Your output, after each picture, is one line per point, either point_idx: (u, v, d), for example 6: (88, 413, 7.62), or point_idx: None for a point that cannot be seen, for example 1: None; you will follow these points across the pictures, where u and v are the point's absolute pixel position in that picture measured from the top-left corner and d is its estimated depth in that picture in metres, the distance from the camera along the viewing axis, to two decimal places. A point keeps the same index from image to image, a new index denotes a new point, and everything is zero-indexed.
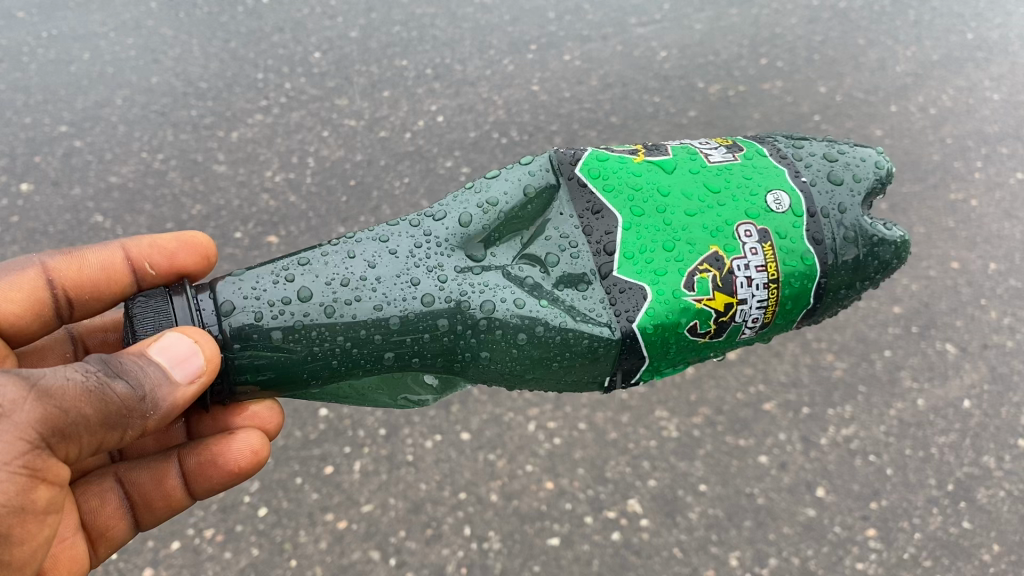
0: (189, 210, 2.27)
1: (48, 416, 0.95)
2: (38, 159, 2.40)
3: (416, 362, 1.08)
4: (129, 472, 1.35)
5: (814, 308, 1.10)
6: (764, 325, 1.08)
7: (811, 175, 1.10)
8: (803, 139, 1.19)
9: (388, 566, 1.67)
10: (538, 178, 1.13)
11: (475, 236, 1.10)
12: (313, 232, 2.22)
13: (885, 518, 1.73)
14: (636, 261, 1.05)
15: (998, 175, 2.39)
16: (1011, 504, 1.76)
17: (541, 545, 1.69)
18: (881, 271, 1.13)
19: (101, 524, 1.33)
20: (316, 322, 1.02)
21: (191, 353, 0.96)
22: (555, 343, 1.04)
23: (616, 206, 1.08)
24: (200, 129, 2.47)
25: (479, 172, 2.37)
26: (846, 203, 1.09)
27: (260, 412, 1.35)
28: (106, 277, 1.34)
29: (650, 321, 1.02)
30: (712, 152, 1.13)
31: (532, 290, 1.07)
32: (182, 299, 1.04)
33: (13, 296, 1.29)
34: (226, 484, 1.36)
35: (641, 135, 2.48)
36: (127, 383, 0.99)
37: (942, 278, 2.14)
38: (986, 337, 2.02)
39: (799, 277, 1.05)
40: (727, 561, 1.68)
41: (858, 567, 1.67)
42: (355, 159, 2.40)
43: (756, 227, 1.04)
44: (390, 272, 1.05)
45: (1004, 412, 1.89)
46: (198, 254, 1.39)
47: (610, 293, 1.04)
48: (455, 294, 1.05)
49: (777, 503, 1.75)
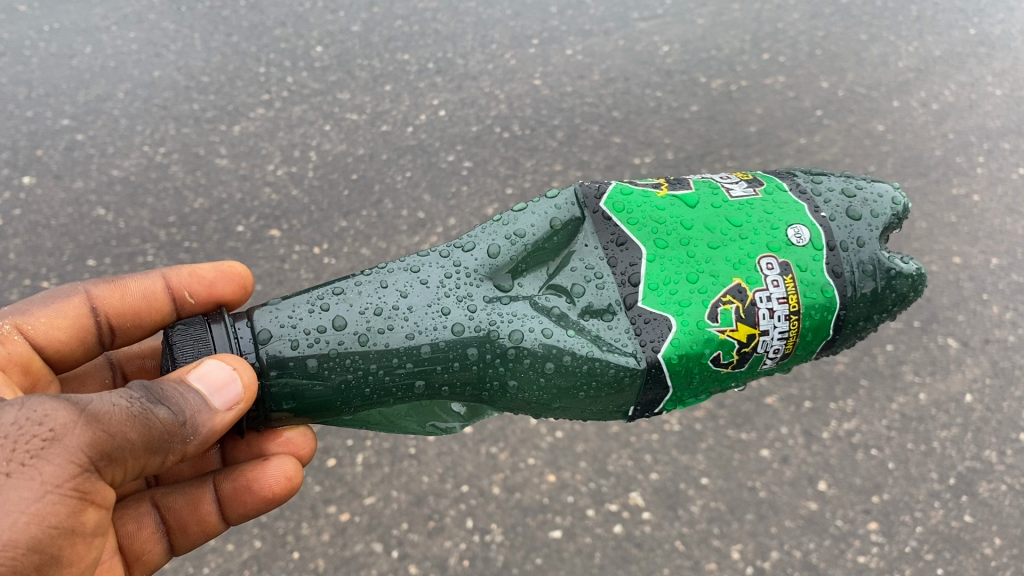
0: (191, 204, 2.27)
1: (97, 439, 0.93)
2: (40, 153, 2.40)
3: (446, 390, 1.07)
4: (165, 498, 1.33)
5: (833, 339, 1.08)
6: (785, 356, 1.07)
7: (830, 209, 1.09)
8: (821, 175, 1.19)
9: (390, 559, 1.67)
10: (564, 211, 1.12)
11: (503, 267, 1.10)
12: (315, 226, 2.22)
13: (886, 512, 1.73)
14: (660, 292, 1.04)
15: (1000, 170, 2.39)
16: (1012, 498, 1.76)
17: (543, 538, 1.69)
18: (899, 303, 1.13)
19: (137, 548, 1.30)
20: (351, 350, 1.02)
21: (230, 379, 0.96)
22: (582, 373, 1.03)
23: (641, 239, 1.08)
24: (202, 123, 2.47)
25: (480, 167, 2.37)
26: (865, 237, 1.09)
27: (295, 438, 1.35)
28: (147, 305, 1.34)
29: (675, 352, 1.01)
30: (733, 187, 1.13)
31: (560, 320, 1.06)
32: (220, 327, 1.04)
33: (59, 322, 1.29)
34: (260, 511, 1.34)
35: (643, 130, 2.48)
36: (170, 409, 0.98)
37: (944, 273, 2.14)
38: (987, 332, 2.02)
39: (820, 309, 1.03)
40: (729, 554, 1.68)
41: (860, 560, 1.68)
42: (357, 153, 2.40)
43: (778, 260, 1.04)
44: (422, 302, 1.05)
45: (1006, 406, 1.89)
46: (235, 284, 1.37)
47: (635, 323, 1.03)
48: (485, 324, 1.05)
49: (779, 496, 1.75)
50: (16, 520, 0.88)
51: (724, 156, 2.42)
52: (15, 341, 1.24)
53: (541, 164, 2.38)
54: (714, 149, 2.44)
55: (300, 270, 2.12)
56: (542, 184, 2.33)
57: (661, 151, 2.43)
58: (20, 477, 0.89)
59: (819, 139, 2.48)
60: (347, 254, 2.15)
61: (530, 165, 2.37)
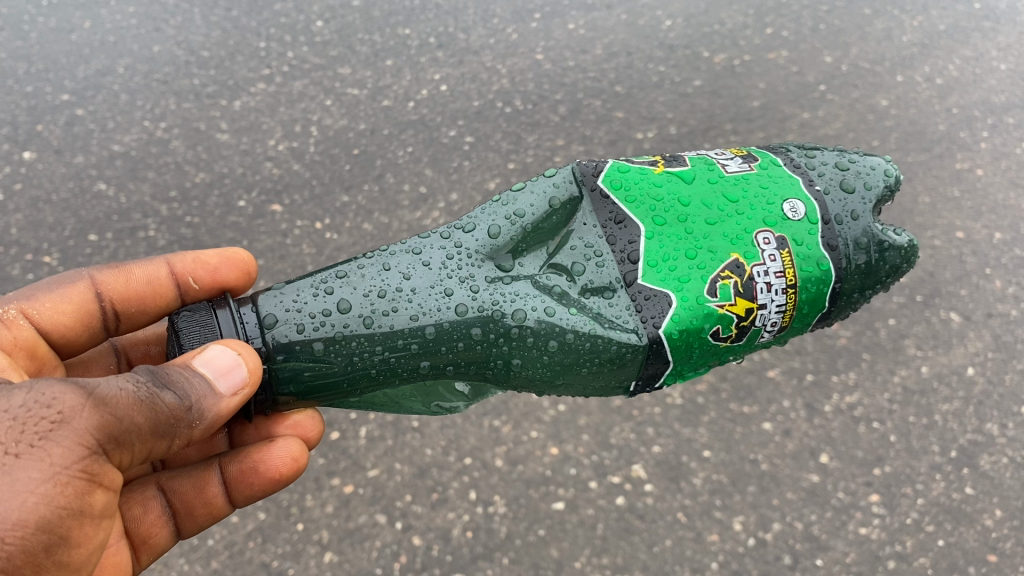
0: (192, 178, 2.27)
1: (104, 423, 0.93)
2: (40, 128, 2.39)
3: (451, 369, 1.08)
4: (171, 481, 1.34)
5: (829, 311, 1.10)
6: (782, 328, 1.08)
7: (824, 183, 1.10)
8: (814, 150, 1.20)
9: (394, 530, 1.68)
10: (562, 190, 1.14)
11: (504, 247, 1.10)
12: (316, 201, 2.21)
13: (888, 484, 1.74)
14: (660, 270, 1.05)
15: (1004, 145, 2.38)
16: (1014, 470, 1.76)
17: (546, 509, 1.70)
18: (892, 275, 1.13)
19: (144, 532, 1.31)
20: (357, 332, 1.02)
21: (235, 364, 0.96)
22: (585, 349, 1.04)
23: (638, 216, 1.08)
24: (202, 98, 2.46)
25: (482, 142, 2.35)
26: (859, 210, 1.09)
27: (302, 421, 1.35)
28: (151, 291, 1.34)
29: (676, 327, 1.02)
30: (728, 163, 1.13)
31: (561, 298, 1.07)
32: (225, 313, 1.03)
33: (65, 307, 1.30)
34: (266, 492, 1.35)
35: (646, 105, 2.47)
36: (176, 394, 0.97)
37: (947, 248, 2.13)
38: (990, 307, 2.02)
39: (815, 281, 1.05)
40: (732, 525, 1.68)
41: (861, 532, 1.68)
42: (358, 128, 2.39)
43: (774, 234, 1.05)
44: (425, 283, 1.05)
45: (1008, 379, 1.89)
46: (239, 270, 1.37)
47: (635, 300, 1.04)
48: (488, 304, 1.05)
49: (781, 469, 1.76)
50: (24, 500, 0.89)
51: (727, 131, 2.41)
52: (21, 325, 1.25)
53: (543, 139, 2.37)
54: (716, 124, 2.43)
55: (303, 246, 2.11)
56: (543, 159, 2.32)
57: (664, 126, 2.41)
58: (29, 458, 0.89)
59: (822, 114, 2.47)
60: (349, 230, 2.14)
61: (532, 140, 2.36)
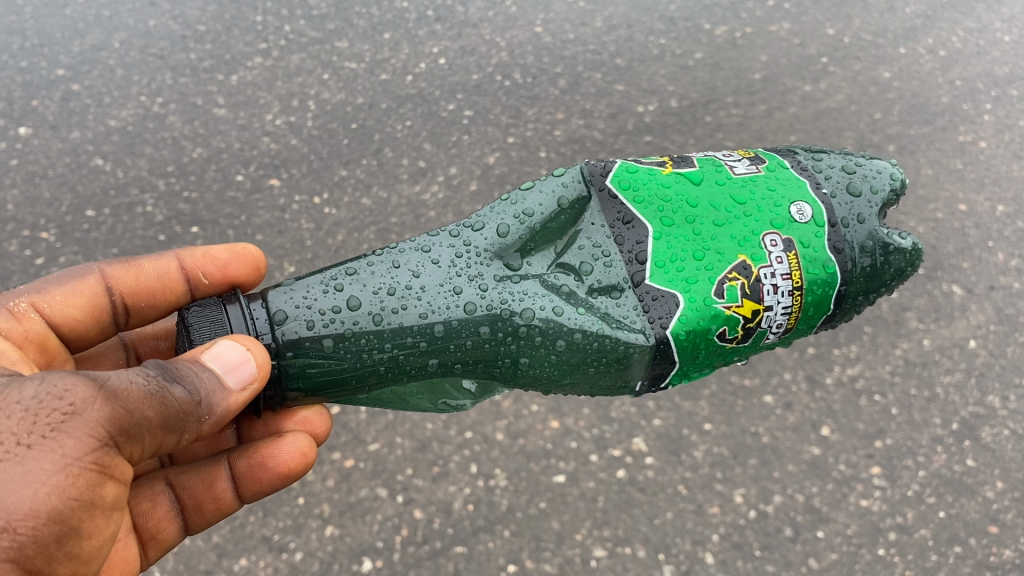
0: (189, 153, 2.25)
1: (115, 415, 0.91)
2: (35, 103, 2.37)
3: (460, 367, 1.09)
4: (180, 476, 1.33)
5: (834, 313, 1.13)
6: (787, 330, 1.11)
7: (831, 186, 1.13)
8: (821, 153, 1.23)
9: (395, 504, 1.68)
10: (571, 189, 1.14)
11: (512, 246, 1.11)
12: (314, 175, 2.20)
13: (889, 456, 1.74)
14: (667, 270, 1.06)
15: (1008, 117, 2.35)
16: (1015, 442, 1.75)
17: (547, 482, 1.70)
18: (897, 277, 1.18)
19: (152, 526, 1.30)
20: (366, 330, 1.03)
21: (243, 359, 0.97)
22: (592, 349, 1.06)
23: (646, 216, 1.09)
24: (199, 72, 2.44)
25: (481, 116, 2.33)
26: (865, 214, 1.12)
27: (311, 417, 1.34)
28: (161, 285, 1.34)
29: (683, 328, 1.04)
30: (736, 164, 1.15)
31: (569, 298, 1.08)
32: (234, 308, 1.04)
33: (75, 301, 1.28)
34: (275, 488, 1.34)
35: (647, 78, 2.45)
36: (185, 387, 0.97)
37: (950, 221, 2.12)
38: (993, 279, 2.00)
39: (821, 284, 1.07)
40: (732, 497, 1.68)
41: (863, 504, 1.67)
42: (356, 102, 2.37)
43: (782, 236, 1.07)
44: (434, 281, 1.06)
45: (1010, 352, 1.88)
46: (249, 265, 1.38)
47: (643, 300, 1.05)
48: (496, 303, 1.06)
49: (782, 442, 1.75)
50: (36, 490, 0.87)
51: (728, 104, 2.39)
52: (32, 319, 1.23)
53: (542, 113, 2.35)
54: (717, 97, 2.41)
55: (301, 220, 2.10)
56: (544, 133, 2.30)
57: (665, 99, 2.39)
58: (41, 449, 0.88)
59: (824, 86, 2.45)
60: (348, 204, 2.13)
61: (532, 113, 2.34)
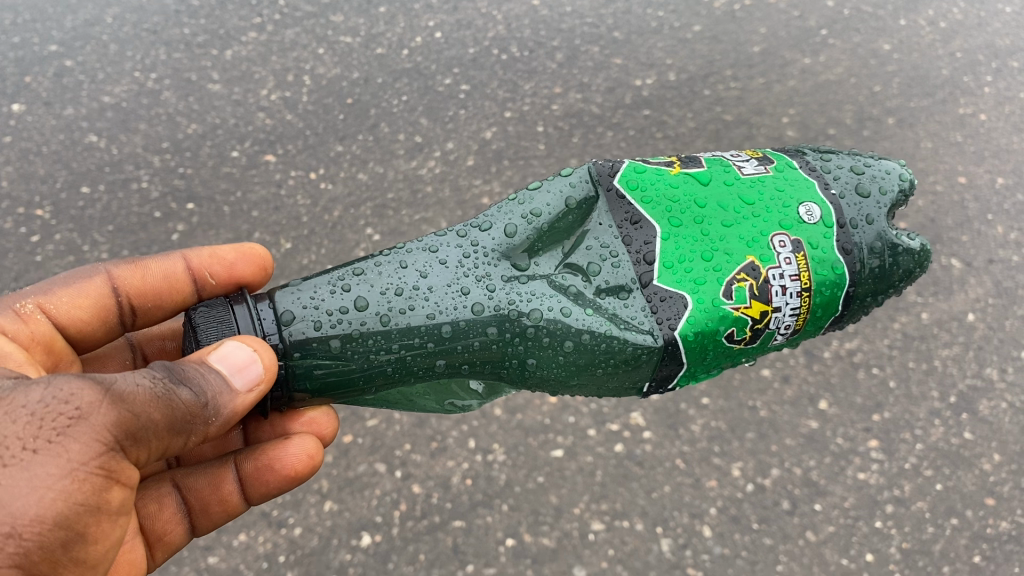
0: (184, 129, 2.24)
1: (122, 418, 0.87)
2: (29, 79, 2.35)
3: (466, 369, 1.03)
4: (186, 478, 1.28)
5: (842, 315, 1.07)
6: (796, 332, 1.06)
7: (839, 187, 1.06)
8: (829, 152, 1.16)
9: (393, 479, 1.69)
10: (578, 190, 1.10)
11: (520, 246, 1.06)
12: (310, 151, 2.18)
13: (887, 430, 1.74)
14: (676, 270, 1.01)
15: (1008, 89, 2.34)
16: (1012, 415, 1.75)
17: (545, 457, 1.70)
18: (904, 279, 1.11)
19: (159, 529, 1.26)
20: (373, 331, 0.97)
21: (250, 361, 0.91)
22: (600, 351, 1.01)
23: (654, 217, 1.04)
24: (193, 47, 2.42)
25: (478, 90, 2.32)
26: (873, 215, 1.06)
27: (317, 417, 1.28)
28: (168, 286, 1.28)
29: (691, 329, 0.99)
30: (744, 164, 1.10)
31: (577, 298, 1.03)
32: (242, 308, 0.98)
33: (81, 301, 1.23)
34: (282, 490, 1.28)
35: (645, 51, 2.43)
36: (192, 390, 0.92)
37: (949, 193, 2.11)
38: (991, 253, 2.00)
39: (830, 286, 1.02)
40: (730, 471, 1.68)
41: (860, 477, 1.68)
42: (352, 77, 2.35)
43: (790, 238, 1.01)
44: (441, 282, 1.00)
45: (1008, 325, 1.88)
46: (256, 265, 1.31)
47: (651, 301, 1.00)
48: (505, 303, 1.01)
49: (780, 415, 1.75)
50: (42, 495, 0.83)
51: (727, 77, 2.38)
52: (38, 321, 1.18)
53: (540, 87, 2.33)
54: (716, 70, 2.40)
55: (297, 196, 2.09)
56: (541, 107, 2.28)
57: (663, 72, 2.38)
58: (46, 454, 0.84)
59: (823, 59, 2.43)
60: (344, 180, 2.12)
61: (529, 88, 2.32)
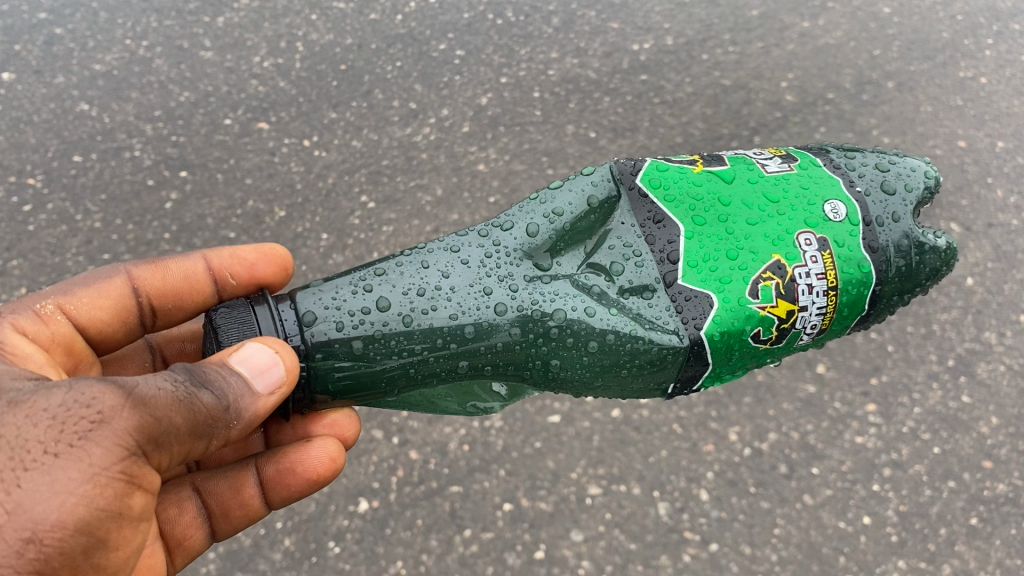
0: (176, 97, 2.21)
1: (145, 423, 0.84)
2: (18, 48, 2.32)
3: (489, 370, 1.00)
4: (207, 482, 1.24)
5: (867, 315, 1.03)
6: (821, 332, 1.02)
7: (865, 184, 1.02)
8: (852, 150, 1.12)
9: (391, 445, 1.69)
10: (600, 189, 1.05)
11: (542, 246, 1.02)
12: (304, 118, 2.16)
13: (885, 393, 1.74)
14: (701, 270, 0.97)
15: (1009, 52, 2.31)
16: (1010, 378, 1.75)
17: (542, 422, 1.70)
18: (931, 278, 1.07)
19: (178, 534, 1.21)
20: (396, 331, 0.94)
21: (272, 363, 0.88)
22: (624, 352, 0.97)
23: (677, 216, 1.00)
24: (184, 15, 2.40)
25: (473, 55, 2.29)
26: (899, 213, 1.02)
27: (340, 420, 1.25)
28: (189, 287, 1.23)
29: (718, 329, 0.95)
30: (767, 163, 1.06)
31: (600, 299, 0.99)
32: (264, 308, 0.95)
33: (100, 303, 1.18)
34: (304, 494, 1.26)
35: (642, 15, 2.40)
36: (213, 392, 0.89)
37: (948, 157, 2.09)
38: (991, 216, 1.98)
39: (856, 284, 0.98)
40: (727, 435, 1.68)
41: (857, 441, 1.68)
42: (345, 43, 2.33)
43: (816, 235, 0.98)
44: (464, 282, 0.97)
45: (1007, 289, 1.87)
46: (277, 265, 1.26)
47: (675, 301, 0.96)
48: (528, 303, 0.98)
49: (777, 380, 1.75)
50: (63, 500, 0.80)
51: (725, 41, 2.36)
52: (58, 322, 1.12)
53: (535, 52, 2.30)
54: (714, 34, 2.37)
55: (291, 163, 2.07)
56: (537, 73, 2.26)
57: (660, 37, 2.35)
58: (68, 458, 0.81)
59: (822, 22, 2.40)
60: (338, 147, 2.10)
61: (524, 53, 2.30)
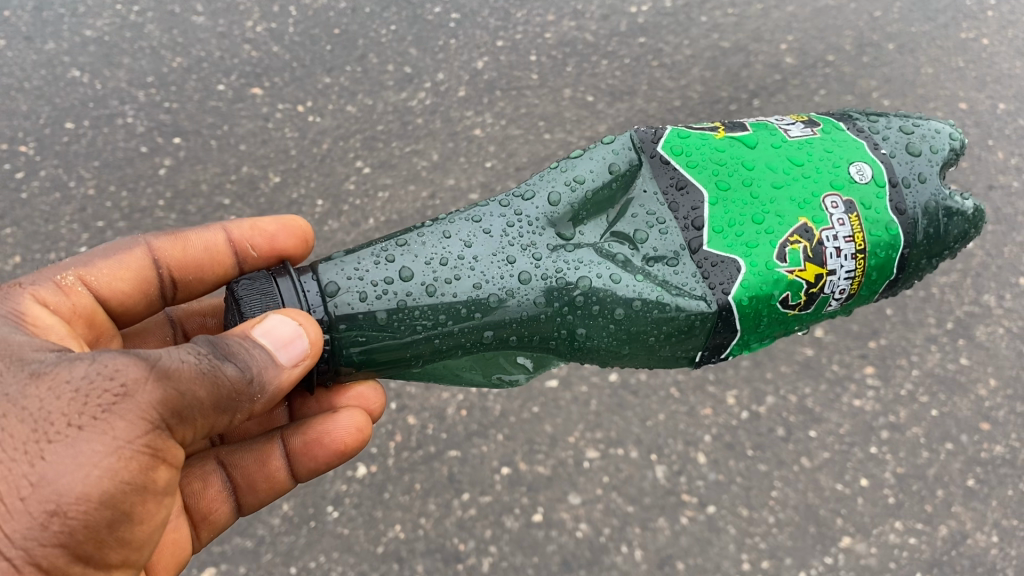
0: (169, 62, 2.19)
1: (167, 396, 0.87)
2: (7, 14, 2.30)
3: (515, 340, 1.05)
4: (232, 455, 1.27)
5: (896, 278, 1.10)
6: (850, 296, 1.07)
7: (889, 146, 1.09)
8: (878, 115, 1.18)
9: (389, 411, 1.69)
10: (623, 156, 1.11)
11: (564, 214, 1.07)
12: (298, 83, 2.14)
13: (884, 356, 1.73)
14: (727, 235, 1.03)
15: (1011, 13, 2.29)
16: (1009, 340, 1.75)
17: (540, 387, 1.70)
18: (959, 239, 1.14)
19: (203, 508, 1.25)
20: (420, 301, 0.98)
21: (295, 335, 0.91)
22: (650, 318, 1.03)
23: (700, 181, 1.07)
24: None
25: (468, 18, 2.26)
26: (926, 173, 1.08)
27: (365, 392, 1.26)
28: (209, 258, 1.25)
29: (745, 293, 1.01)
30: (791, 127, 1.11)
31: (626, 264, 1.05)
32: (285, 281, 0.98)
33: (122, 273, 1.19)
34: (331, 465, 1.27)
35: None
36: (236, 365, 0.92)
37: (949, 118, 2.07)
38: (991, 179, 1.97)
39: (884, 246, 1.04)
40: (725, 399, 1.68)
41: (856, 403, 1.68)
42: (339, 7, 2.30)
43: (842, 197, 1.03)
44: (487, 251, 1.02)
45: (1007, 251, 1.86)
46: (297, 237, 1.28)
47: (701, 267, 1.02)
48: (552, 271, 1.03)
49: (776, 343, 1.74)
50: (87, 472, 0.83)
51: (724, 3, 2.33)
52: (80, 292, 1.14)
53: (532, 15, 2.27)
54: None
55: (285, 129, 2.05)
56: (534, 35, 2.23)
57: None
58: (92, 430, 0.84)
59: None
60: (332, 112, 2.08)
61: (521, 16, 2.26)
